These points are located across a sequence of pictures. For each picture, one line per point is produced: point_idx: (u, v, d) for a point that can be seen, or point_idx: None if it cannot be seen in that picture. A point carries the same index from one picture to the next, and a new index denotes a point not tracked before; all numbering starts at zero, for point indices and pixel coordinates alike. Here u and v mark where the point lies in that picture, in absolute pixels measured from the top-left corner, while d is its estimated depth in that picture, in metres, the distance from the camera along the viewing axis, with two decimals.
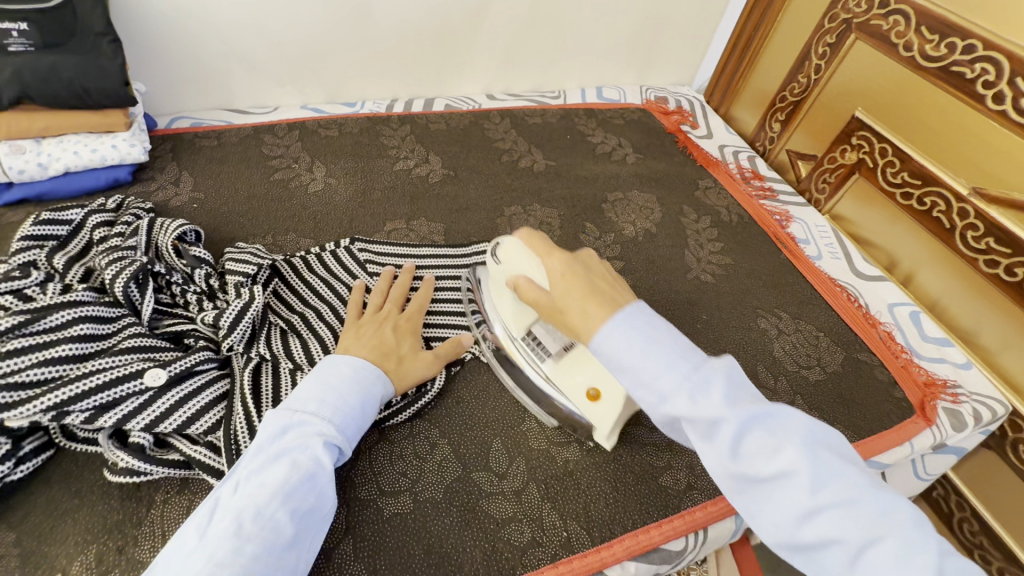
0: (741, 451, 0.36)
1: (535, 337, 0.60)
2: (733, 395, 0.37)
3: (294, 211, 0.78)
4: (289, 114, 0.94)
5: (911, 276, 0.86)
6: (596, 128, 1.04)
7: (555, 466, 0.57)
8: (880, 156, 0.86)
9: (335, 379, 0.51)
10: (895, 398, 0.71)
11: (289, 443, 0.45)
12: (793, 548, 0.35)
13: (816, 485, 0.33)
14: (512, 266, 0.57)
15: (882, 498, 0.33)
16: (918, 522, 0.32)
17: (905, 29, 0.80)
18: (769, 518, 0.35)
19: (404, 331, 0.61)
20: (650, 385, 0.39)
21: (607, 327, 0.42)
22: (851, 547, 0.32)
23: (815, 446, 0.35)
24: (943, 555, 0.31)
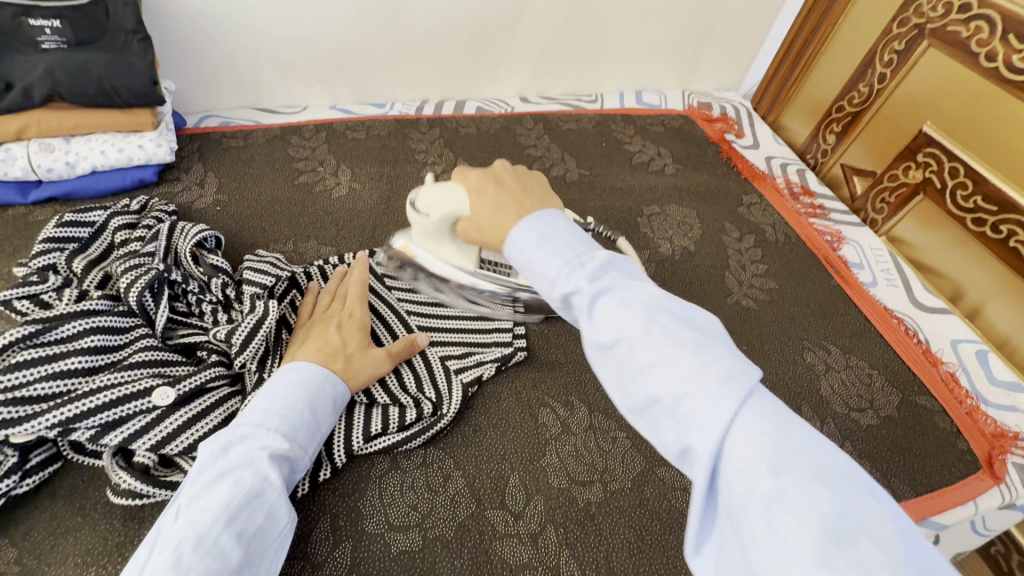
0: (643, 383, 0.35)
1: (490, 261, 0.66)
2: (673, 354, 0.34)
3: (317, 216, 0.76)
4: (318, 115, 0.92)
5: (978, 310, 0.78)
6: (633, 136, 0.99)
7: (575, 508, 0.53)
8: (950, 176, 0.78)
9: (281, 388, 0.49)
10: (957, 449, 0.64)
11: (232, 461, 0.42)
12: (635, 412, 0.36)
13: (645, 335, 0.35)
14: (438, 208, 0.59)
15: (701, 353, 0.34)
16: (730, 374, 0.32)
17: (988, 38, 0.72)
18: (611, 381, 0.38)
19: (349, 328, 0.58)
20: (542, 275, 0.42)
21: (531, 242, 0.44)
22: (665, 404, 0.33)
23: (656, 312, 0.36)
24: (751, 404, 0.31)
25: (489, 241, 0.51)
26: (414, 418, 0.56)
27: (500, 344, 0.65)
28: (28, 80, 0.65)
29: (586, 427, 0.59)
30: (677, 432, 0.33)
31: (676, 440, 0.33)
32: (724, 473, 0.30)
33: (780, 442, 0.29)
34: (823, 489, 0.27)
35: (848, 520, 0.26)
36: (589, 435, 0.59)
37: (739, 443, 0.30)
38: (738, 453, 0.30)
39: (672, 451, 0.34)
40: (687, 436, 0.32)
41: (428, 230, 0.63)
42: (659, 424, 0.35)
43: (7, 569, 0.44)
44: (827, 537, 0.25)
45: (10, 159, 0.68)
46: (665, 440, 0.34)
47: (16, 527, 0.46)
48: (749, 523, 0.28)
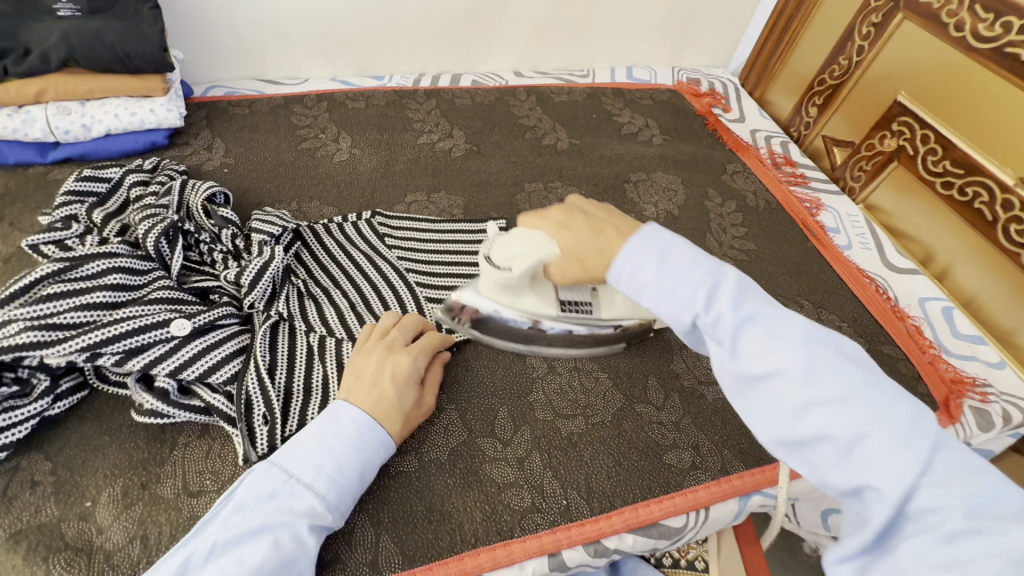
0: (806, 420, 0.37)
1: (569, 302, 0.63)
2: (846, 395, 0.36)
3: (320, 179, 0.80)
4: (319, 86, 0.96)
5: (947, 271, 0.82)
6: (623, 109, 1.02)
7: (559, 437, 0.58)
8: (922, 143, 0.82)
9: (337, 443, 0.48)
10: (917, 393, 0.69)
11: (272, 516, 0.44)
12: (789, 446, 0.38)
13: (807, 375, 0.37)
14: (521, 261, 0.56)
15: (877, 396, 0.36)
16: (912, 421, 0.34)
17: (957, 8, 0.76)
18: (762, 416, 0.39)
19: (406, 379, 0.54)
20: (669, 297, 0.44)
21: (650, 264, 0.45)
22: (840, 442, 0.35)
23: (813, 345, 0.38)
24: (940, 453, 0.33)
25: (594, 274, 0.52)
26: None
27: None
28: (46, 45, 0.69)
29: (570, 368, 0.64)
30: (849, 472, 0.35)
31: (849, 478, 0.35)
32: (910, 511, 0.33)
33: (969, 482, 0.32)
34: (1014, 526, 0.29)
35: (977, 509, 0.31)
36: (573, 375, 0.64)
37: (934, 483, 0.32)
38: (928, 494, 0.32)
39: (836, 487, 0.36)
40: (863, 476, 0.34)
41: (506, 285, 0.60)
42: (821, 462, 0.36)
43: (43, 479, 0.49)
44: (1017, 570, 0.28)
45: (30, 120, 0.72)
46: (832, 477, 0.36)
47: (50, 444, 0.51)
48: (930, 557, 0.30)
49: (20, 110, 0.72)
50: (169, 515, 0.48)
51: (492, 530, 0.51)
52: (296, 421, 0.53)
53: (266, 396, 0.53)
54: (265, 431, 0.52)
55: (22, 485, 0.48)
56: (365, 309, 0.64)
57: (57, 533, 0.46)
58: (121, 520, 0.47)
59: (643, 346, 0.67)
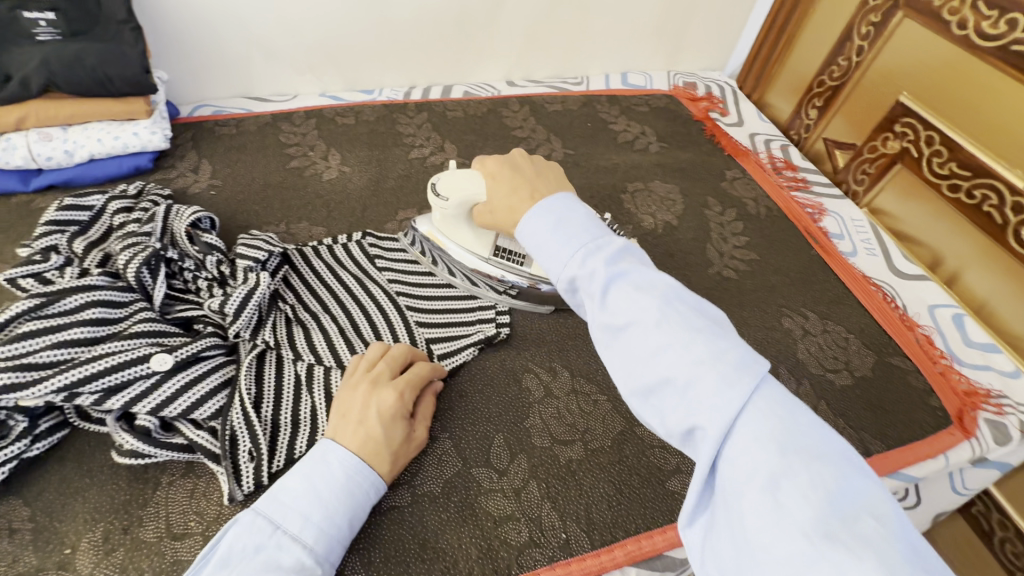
0: (655, 366, 0.37)
1: (503, 249, 0.67)
2: (687, 338, 0.36)
3: (309, 199, 0.78)
4: (308, 102, 0.94)
5: (957, 277, 0.80)
6: (618, 116, 1.00)
7: (558, 465, 0.56)
8: (927, 145, 0.80)
9: (324, 489, 0.46)
10: (930, 407, 0.66)
11: (260, 574, 0.41)
12: (639, 395, 0.38)
13: (662, 324, 0.37)
14: (457, 193, 0.61)
15: (717, 340, 0.36)
16: (743, 363, 0.35)
17: (959, 6, 0.73)
18: (620, 363, 0.39)
19: (393, 415, 0.52)
20: (553, 255, 0.46)
21: (545, 229, 0.47)
22: (677, 386, 0.35)
23: (672, 300, 0.38)
24: (763, 394, 0.34)
25: (503, 224, 0.56)
26: None
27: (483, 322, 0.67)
28: (25, 71, 0.68)
29: (568, 391, 0.62)
30: (683, 414, 0.35)
31: (682, 421, 0.35)
32: (732, 451, 0.33)
33: (787, 426, 0.32)
34: (829, 472, 0.30)
35: (792, 449, 0.31)
36: (571, 397, 0.61)
37: (749, 421, 0.33)
38: (749, 432, 0.32)
39: (675, 435, 0.36)
40: (694, 417, 0.34)
41: (447, 216, 0.64)
42: (666, 408, 0.36)
43: (21, 526, 0.47)
44: (829, 514, 0.29)
45: (11, 148, 0.70)
46: (670, 420, 0.36)
47: (29, 489, 0.49)
48: (754, 503, 0.30)
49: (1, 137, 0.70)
50: (152, 561, 0.46)
51: (488, 568, 0.49)
52: (284, 456, 0.52)
53: (252, 432, 0.51)
54: (251, 468, 0.50)
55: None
56: (355, 333, 0.63)
57: None
58: (101, 569, 0.45)
59: None
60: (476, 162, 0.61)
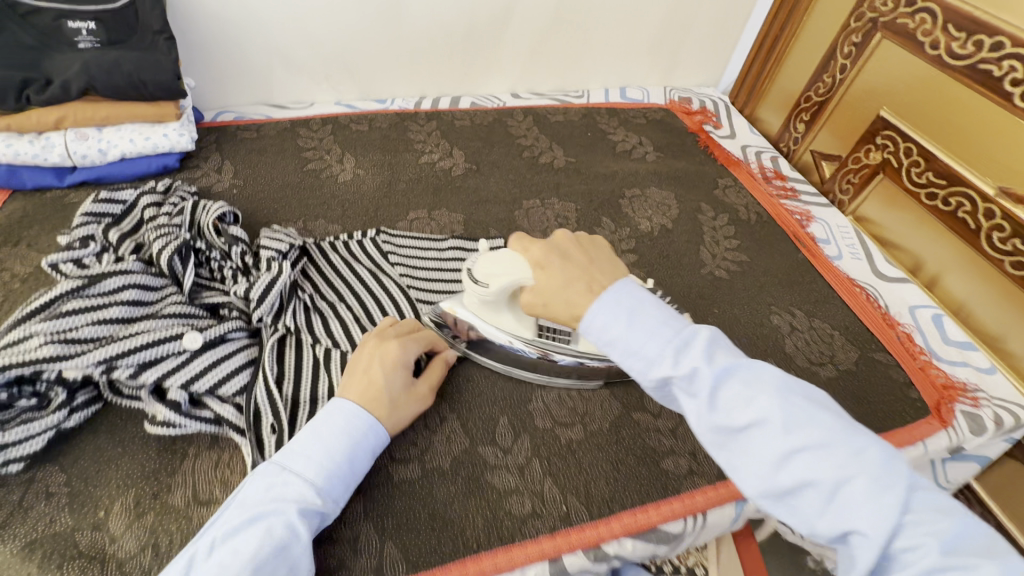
0: (789, 470, 0.37)
1: (546, 327, 0.62)
2: (825, 443, 0.37)
3: (325, 199, 0.83)
4: (323, 110, 1.00)
5: (936, 279, 0.84)
6: (617, 127, 1.06)
7: (559, 444, 0.60)
8: (905, 156, 0.85)
9: (323, 431, 0.50)
10: (910, 399, 0.70)
11: (268, 505, 0.45)
12: (772, 496, 0.38)
13: (787, 428, 0.37)
14: (497, 279, 0.57)
15: (852, 437, 0.37)
16: (886, 462, 0.36)
17: (932, 28, 0.79)
18: (747, 466, 0.39)
19: (393, 362, 0.56)
20: (637, 352, 0.43)
21: (620, 319, 0.45)
22: (824, 487, 0.36)
23: (786, 394, 0.39)
24: (918, 492, 0.35)
25: (556, 316, 0.51)
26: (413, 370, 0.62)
27: None
28: (66, 75, 0.73)
29: (569, 378, 0.66)
30: (834, 519, 0.36)
31: (834, 526, 0.36)
32: (892, 553, 0.35)
33: (941, 521, 0.34)
34: (983, 561, 0.32)
35: (951, 545, 0.33)
36: (571, 384, 0.65)
37: (913, 521, 0.34)
38: (908, 532, 0.34)
39: (823, 535, 0.37)
40: (852, 522, 0.35)
41: (485, 301, 0.60)
42: (806, 509, 0.37)
43: (58, 490, 0.51)
44: None
45: (50, 146, 0.75)
46: (817, 526, 0.37)
47: (65, 457, 0.53)
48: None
49: (40, 136, 0.75)
50: (180, 524, 0.49)
51: (494, 536, 0.52)
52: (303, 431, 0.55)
53: (274, 407, 0.55)
54: (273, 440, 0.54)
55: (36, 497, 0.50)
56: (369, 321, 0.67)
57: (71, 542, 0.48)
58: (133, 529, 0.49)
59: None
60: (512, 243, 0.57)
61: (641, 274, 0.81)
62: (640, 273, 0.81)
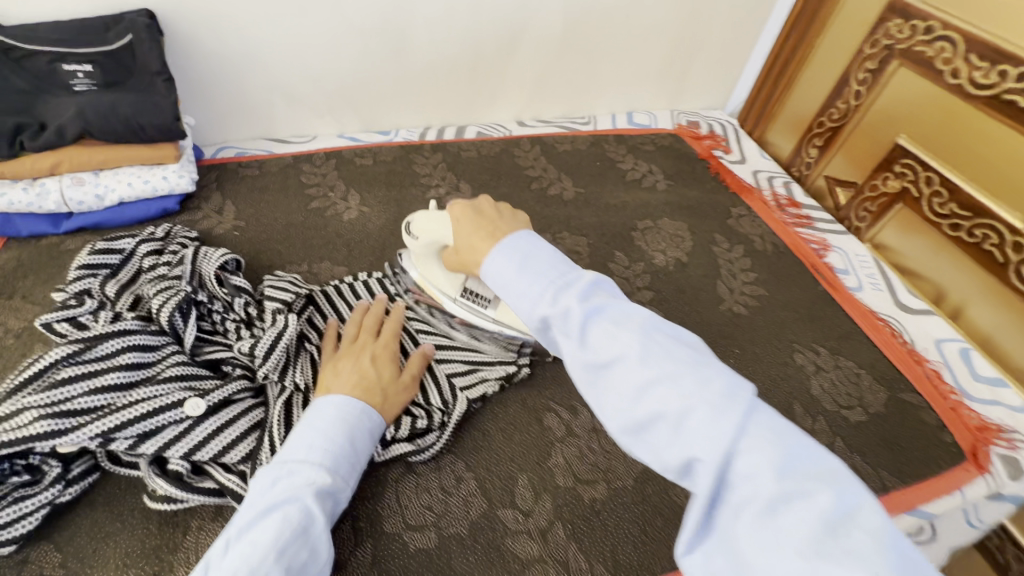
0: (645, 400, 0.36)
1: (470, 290, 0.69)
2: (674, 371, 0.35)
3: (330, 239, 0.80)
4: (326, 143, 0.98)
5: (961, 311, 0.82)
6: (626, 155, 1.04)
7: (582, 505, 0.56)
8: (926, 185, 0.83)
9: (318, 420, 0.51)
10: (944, 443, 0.67)
11: (279, 495, 0.44)
12: (631, 431, 0.36)
13: (642, 356, 0.36)
14: (424, 233, 0.64)
15: (700, 368, 0.35)
16: (730, 390, 0.34)
17: (951, 56, 0.78)
18: (612, 400, 0.38)
19: (382, 360, 0.60)
20: (522, 294, 0.43)
21: (511, 269, 0.45)
22: (670, 417, 0.34)
23: (649, 331, 0.38)
24: (754, 417, 0.33)
25: (469, 266, 0.52)
26: (424, 426, 0.59)
27: (503, 361, 0.67)
28: (61, 121, 0.71)
29: (588, 429, 0.63)
30: (679, 446, 0.34)
31: (678, 455, 0.34)
32: (730, 479, 0.32)
33: (777, 444, 0.31)
34: (820, 487, 0.29)
35: (788, 470, 0.30)
36: (592, 436, 0.62)
37: (747, 447, 0.31)
38: (745, 459, 0.31)
39: (672, 468, 0.35)
40: (691, 449, 0.33)
41: (419, 254, 0.68)
42: (659, 442, 0.35)
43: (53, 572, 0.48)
44: (824, 530, 0.28)
45: (45, 193, 0.73)
46: (667, 456, 0.34)
47: (60, 534, 0.50)
48: (751, 525, 0.29)
49: (35, 183, 0.73)
50: None
51: None
52: None
53: None
54: None
55: None
56: None
57: None
58: None
59: None
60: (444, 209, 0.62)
61: (658, 312, 0.78)
62: (657, 311, 0.78)
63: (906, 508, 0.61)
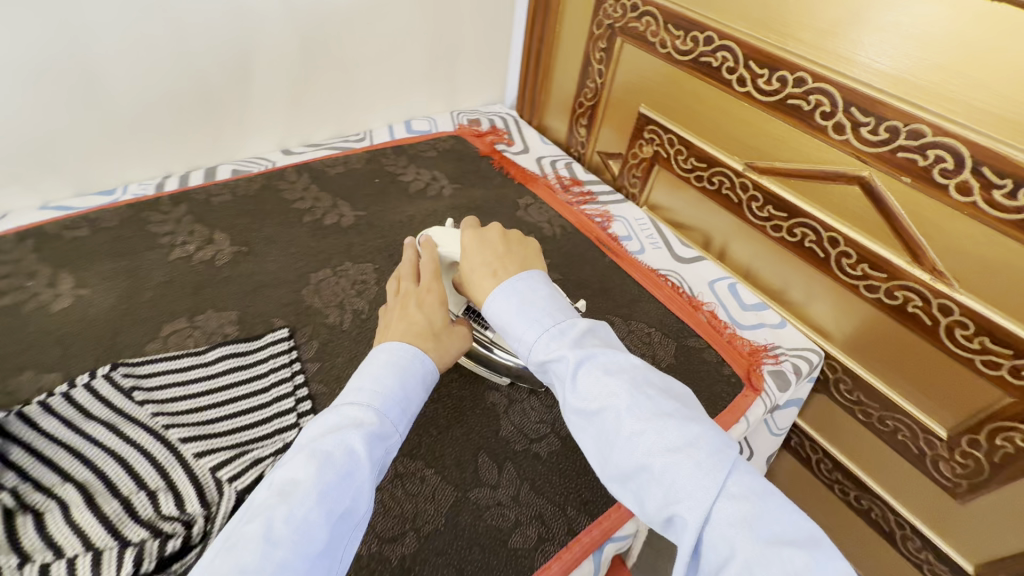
0: (632, 451, 0.40)
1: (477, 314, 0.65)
2: (661, 424, 0.40)
3: (32, 341, 0.63)
4: (22, 220, 0.78)
5: (724, 250, 0.91)
6: (407, 166, 0.99)
7: (389, 568, 0.51)
8: (670, 146, 0.91)
9: (371, 369, 0.48)
10: (726, 376, 0.74)
11: (329, 438, 0.41)
12: (619, 479, 0.41)
13: (631, 411, 0.41)
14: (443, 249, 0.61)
15: (686, 424, 0.40)
16: (714, 448, 0.39)
17: (657, 29, 0.86)
18: (595, 446, 0.43)
19: (431, 303, 0.56)
20: (522, 338, 0.47)
21: (511, 312, 0.48)
22: (654, 471, 0.39)
23: (641, 382, 0.42)
24: (736, 477, 0.38)
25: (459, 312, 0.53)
26: (179, 545, 0.48)
27: (281, 430, 0.59)
28: None
29: (391, 477, 0.57)
30: (662, 501, 0.38)
31: (661, 508, 0.39)
32: (709, 538, 0.37)
33: (757, 508, 0.37)
34: (802, 553, 0.34)
35: (765, 535, 0.35)
36: (396, 484, 0.57)
37: (726, 507, 0.37)
38: (725, 518, 0.36)
39: (654, 518, 0.40)
40: (673, 506, 0.38)
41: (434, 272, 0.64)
42: (643, 492, 0.40)
43: None
44: None
45: None
46: (650, 507, 0.39)
47: None
48: None
49: None
50: None
51: None
52: None
53: None
54: None
55: None
56: (106, 493, 0.51)
57: None
58: None
59: (467, 422, 0.63)
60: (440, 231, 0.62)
61: None
62: None
63: None
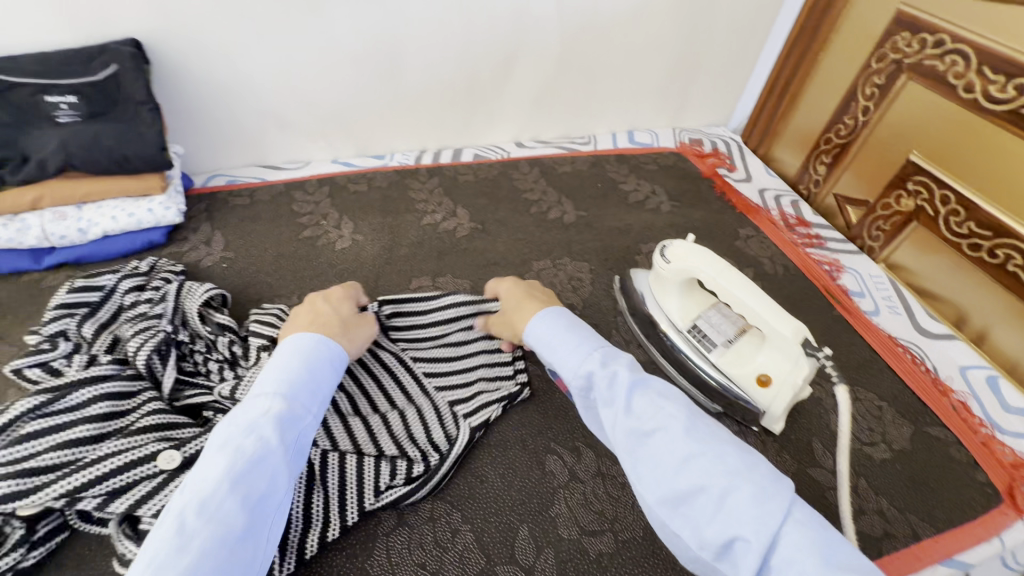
0: (687, 472, 0.41)
1: (697, 329, 0.67)
2: (719, 449, 0.41)
3: (320, 269, 0.78)
4: (320, 170, 0.96)
5: (984, 334, 0.77)
6: (628, 175, 1.01)
7: (587, 560, 0.52)
8: (941, 203, 0.79)
9: (279, 355, 0.49)
10: (977, 483, 0.63)
11: (238, 427, 0.43)
12: (672, 504, 0.41)
13: (687, 432, 0.42)
14: (681, 259, 0.65)
15: (745, 454, 0.41)
16: (773, 477, 0.40)
17: (964, 70, 0.75)
18: (648, 470, 0.42)
19: (336, 305, 0.59)
20: (570, 355, 0.50)
21: (560, 328, 0.53)
22: (714, 492, 0.39)
23: (693, 412, 0.44)
24: (799, 507, 0.38)
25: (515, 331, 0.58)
26: (419, 472, 0.55)
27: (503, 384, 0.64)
28: (44, 154, 0.69)
29: (594, 473, 0.58)
30: (722, 524, 0.38)
31: (721, 531, 0.38)
32: (776, 565, 0.36)
33: (820, 535, 0.37)
34: None
35: (833, 561, 0.35)
36: (598, 481, 0.58)
37: (791, 531, 0.37)
38: (789, 545, 0.36)
39: (710, 545, 0.39)
40: (733, 529, 0.38)
41: (662, 276, 0.69)
42: (698, 516, 0.40)
43: None
44: None
45: (25, 229, 0.72)
46: (707, 532, 0.39)
47: None
48: None
49: (15, 218, 0.72)
50: None
51: None
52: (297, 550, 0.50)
53: None
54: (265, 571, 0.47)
55: None
56: (368, 405, 0.60)
57: None
58: None
59: None
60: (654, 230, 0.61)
61: None
62: None
63: (940, 557, 0.56)
